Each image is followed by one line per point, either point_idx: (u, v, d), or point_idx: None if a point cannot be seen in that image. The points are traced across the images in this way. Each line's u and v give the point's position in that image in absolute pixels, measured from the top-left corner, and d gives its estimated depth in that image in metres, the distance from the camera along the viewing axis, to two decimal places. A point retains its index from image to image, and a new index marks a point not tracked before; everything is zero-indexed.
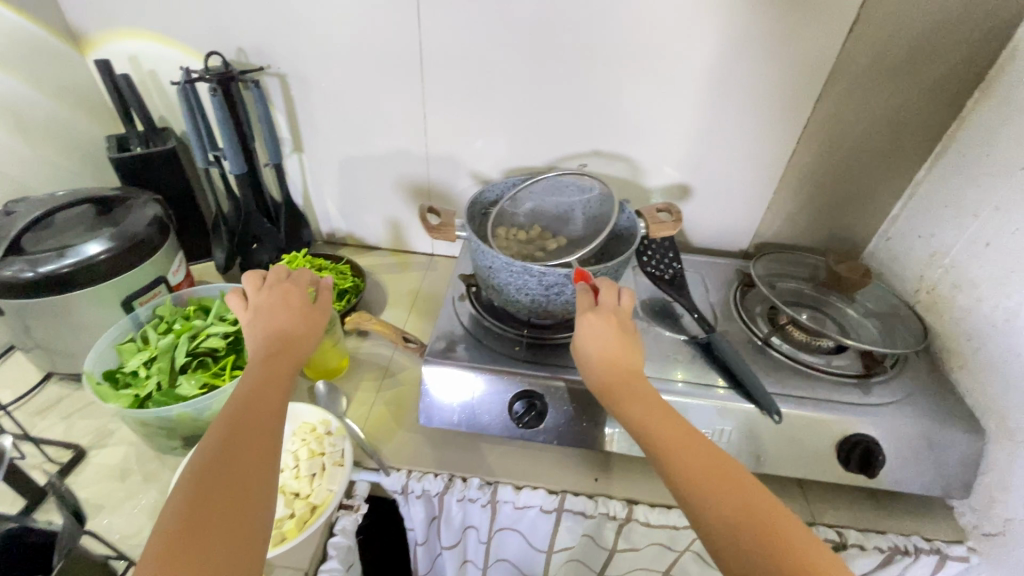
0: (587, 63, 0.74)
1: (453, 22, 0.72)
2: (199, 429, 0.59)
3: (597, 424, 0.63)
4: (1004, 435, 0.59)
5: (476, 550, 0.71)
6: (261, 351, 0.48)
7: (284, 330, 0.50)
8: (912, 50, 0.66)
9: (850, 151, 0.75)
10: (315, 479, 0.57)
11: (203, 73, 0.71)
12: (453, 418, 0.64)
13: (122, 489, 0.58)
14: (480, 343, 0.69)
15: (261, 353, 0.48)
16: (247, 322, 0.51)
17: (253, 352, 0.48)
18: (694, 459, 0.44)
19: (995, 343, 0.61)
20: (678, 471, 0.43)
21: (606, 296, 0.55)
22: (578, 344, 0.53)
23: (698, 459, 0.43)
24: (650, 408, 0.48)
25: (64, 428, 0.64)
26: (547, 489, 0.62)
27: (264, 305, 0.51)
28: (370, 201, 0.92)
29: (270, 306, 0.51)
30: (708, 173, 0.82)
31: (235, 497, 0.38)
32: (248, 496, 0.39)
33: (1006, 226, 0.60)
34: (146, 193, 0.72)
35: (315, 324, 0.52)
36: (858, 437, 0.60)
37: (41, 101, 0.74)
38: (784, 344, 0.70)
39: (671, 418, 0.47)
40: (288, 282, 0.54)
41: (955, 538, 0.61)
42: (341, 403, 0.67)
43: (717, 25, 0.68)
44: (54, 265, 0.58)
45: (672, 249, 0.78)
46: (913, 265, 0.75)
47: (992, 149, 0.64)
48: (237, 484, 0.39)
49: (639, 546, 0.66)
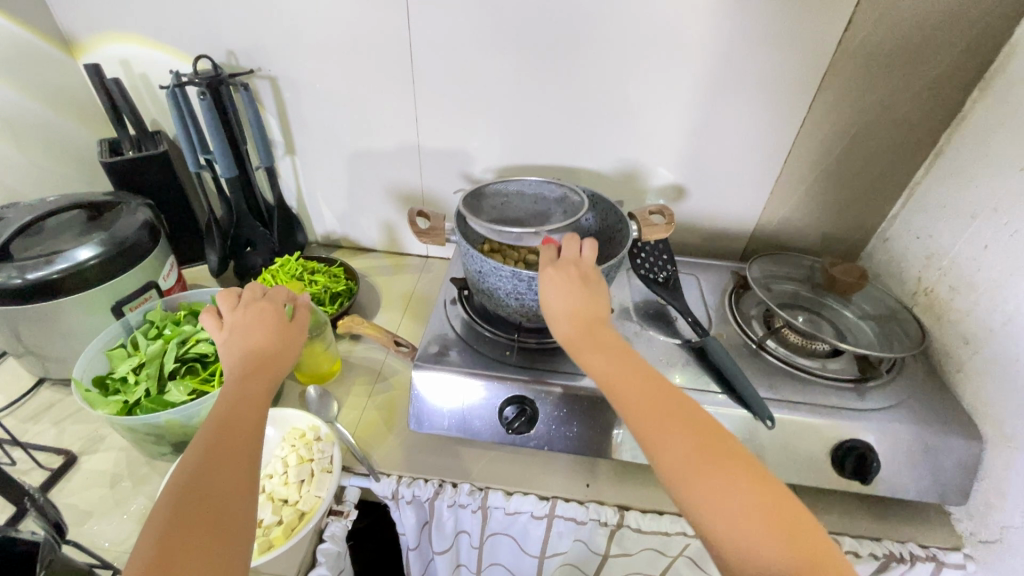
0: (578, 63, 0.73)
1: (443, 23, 0.71)
2: (188, 435, 0.59)
3: (588, 429, 0.62)
4: (1001, 441, 0.58)
5: (469, 555, 0.71)
6: (238, 368, 0.47)
7: (264, 346, 0.50)
8: (908, 48, 0.65)
9: (846, 151, 0.74)
10: (304, 486, 0.56)
11: (192, 76, 0.70)
12: (444, 424, 0.63)
13: (111, 495, 0.58)
14: (472, 347, 0.68)
15: (236, 372, 0.47)
16: (223, 341, 0.50)
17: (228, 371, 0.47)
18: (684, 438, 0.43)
19: (993, 347, 0.60)
20: (665, 452, 0.42)
21: (568, 249, 0.57)
22: (548, 302, 0.54)
23: (683, 437, 0.43)
24: (632, 382, 0.47)
25: (55, 434, 0.64)
26: (537, 495, 0.61)
27: (241, 324, 0.51)
28: (364, 204, 0.92)
29: (247, 323, 0.51)
30: (703, 174, 0.81)
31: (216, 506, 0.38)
32: (229, 504, 0.39)
33: (1004, 227, 0.59)
34: (136, 199, 0.72)
35: (293, 339, 0.52)
36: (853, 443, 0.60)
37: (32, 105, 0.74)
38: (779, 348, 0.70)
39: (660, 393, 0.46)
40: (267, 298, 0.53)
41: (952, 545, 0.60)
42: (332, 408, 0.67)
43: (710, 24, 0.67)
44: (44, 271, 0.58)
45: (666, 251, 0.77)
46: (911, 267, 0.74)
47: (990, 149, 0.63)
48: (218, 492, 0.39)
49: (631, 552, 0.65)
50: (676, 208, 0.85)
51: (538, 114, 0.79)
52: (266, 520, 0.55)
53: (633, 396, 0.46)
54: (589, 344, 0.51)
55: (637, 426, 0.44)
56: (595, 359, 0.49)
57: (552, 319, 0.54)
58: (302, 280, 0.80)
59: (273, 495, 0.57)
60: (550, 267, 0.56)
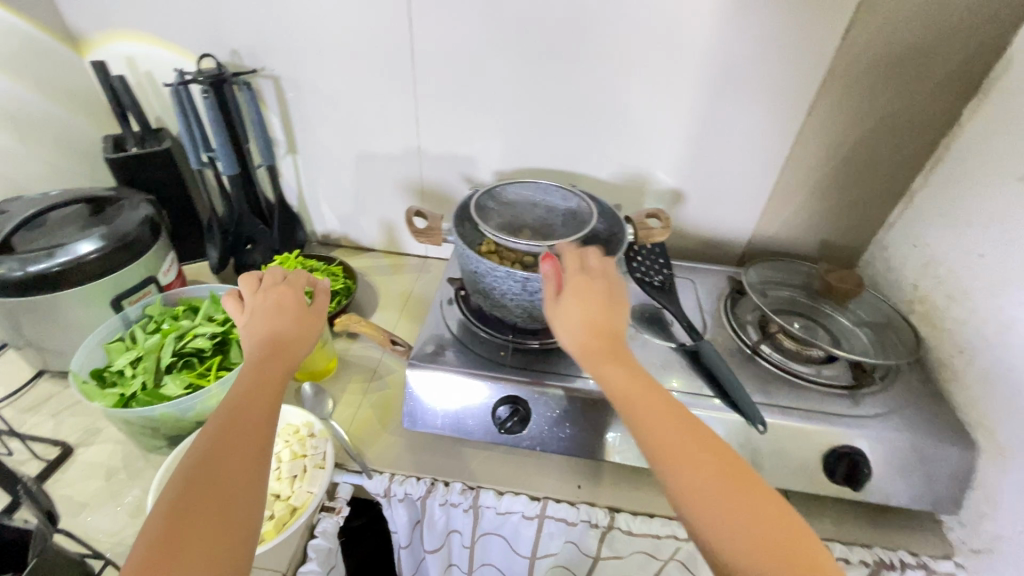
0: (578, 67, 0.74)
1: (444, 26, 0.72)
2: (184, 428, 0.60)
3: (581, 430, 0.63)
4: (994, 451, 0.58)
5: (461, 554, 0.71)
6: (255, 353, 0.48)
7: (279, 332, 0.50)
8: (906, 57, 0.65)
9: (844, 158, 0.75)
10: (296, 481, 0.57)
11: (196, 74, 0.71)
12: (438, 423, 0.64)
13: (107, 486, 0.58)
14: (467, 347, 0.69)
15: (254, 356, 0.48)
16: (244, 323, 0.51)
17: (248, 354, 0.48)
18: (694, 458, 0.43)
19: (987, 356, 0.60)
20: (679, 468, 0.42)
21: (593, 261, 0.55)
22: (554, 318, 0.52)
23: (704, 461, 0.42)
24: (652, 396, 0.46)
25: (53, 425, 0.64)
26: (529, 495, 0.62)
27: (260, 308, 0.52)
28: (364, 203, 0.92)
29: (263, 310, 0.52)
30: (701, 179, 0.81)
31: (218, 505, 0.38)
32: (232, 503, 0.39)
33: (999, 237, 0.60)
34: (139, 195, 0.73)
35: (311, 327, 0.52)
36: (845, 449, 0.60)
37: (39, 101, 0.75)
38: (774, 354, 0.70)
39: (676, 414, 0.45)
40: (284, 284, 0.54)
41: (943, 554, 0.60)
42: (327, 405, 0.68)
43: (709, 30, 0.68)
44: (45, 265, 0.59)
45: (663, 255, 0.77)
46: (907, 276, 0.74)
47: (987, 158, 0.63)
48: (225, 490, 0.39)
49: (622, 554, 0.65)
50: (673, 212, 0.86)
51: (538, 117, 0.79)
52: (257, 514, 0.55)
53: (647, 406, 0.46)
54: (604, 353, 0.49)
55: (654, 444, 0.44)
56: (618, 374, 0.47)
57: (560, 331, 0.51)
58: None
59: None
60: (578, 273, 0.54)
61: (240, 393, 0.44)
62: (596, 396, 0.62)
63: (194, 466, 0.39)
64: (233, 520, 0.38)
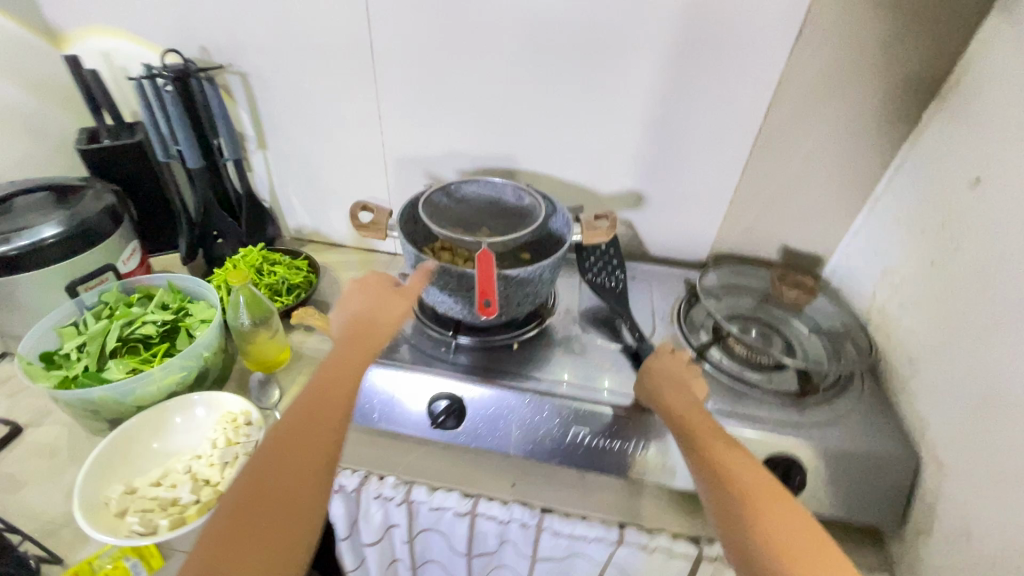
0: (535, 68, 0.74)
1: (403, 25, 0.73)
2: (125, 411, 0.61)
3: (515, 428, 0.62)
4: (933, 464, 0.56)
5: (402, 549, 0.71)
6: (342, 340, 0.56)
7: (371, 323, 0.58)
8: (861, 59, 0.64)
9: (805, 163, 0.73)
10: (227, 468, 0.58)
11: (160, 69, 0.74)
12: (374, 416, 0.64)
13: (48, 465, 0.60)
14: (412, 343, 0.69)
15: (344, 344, 0.55)
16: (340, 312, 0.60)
17: (338, 340, 0.56)
18: (750, 468, 0.46)
19: (933, 367, 0.58)
20: (734, 471, 0.46)
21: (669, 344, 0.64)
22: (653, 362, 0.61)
23: (746, 469, 0.46)
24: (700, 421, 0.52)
25: (7, 405, 0.66)
26: (462, 492, 0.62)
27: (360, 298, 0.60)
28: (333, 199, 0.93)
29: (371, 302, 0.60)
30: (662, 182, 0.80)
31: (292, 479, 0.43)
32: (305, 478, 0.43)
33: (949, 244, 0.58)
34: (105, 184, 0.75)
35: (391, 319, 0.59)
36: (781, 457, 0.58)
37: (16, 94, 0.78)
38: (722, 359, 0.69)
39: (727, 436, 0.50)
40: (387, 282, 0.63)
41: (882, 570, 0.58)
42: (272, 395, 0.69)
43: (662, 32, 0.68)
44: (3, 248, 0.61)
45: (617, 257, 0.75)
46: (866, 284, 0.72)
47: (941, 164, 0.61)
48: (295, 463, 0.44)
49: (558, 556, 0.65)
50: (636, 215, 0.85)
51: (498, 117, 0.79)
52: (184, 498, 0.56)
53: (702, 429, 0.51)
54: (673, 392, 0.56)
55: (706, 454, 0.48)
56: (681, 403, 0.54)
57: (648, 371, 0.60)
58: (261, 270, 0.82)
59: (196, 475, 0.57)
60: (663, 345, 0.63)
61: (321, 380, 0.51)
62: (530, 395, 0.62)
63: (278, 437, 0.45)
64: (303, 492, 0.43)
